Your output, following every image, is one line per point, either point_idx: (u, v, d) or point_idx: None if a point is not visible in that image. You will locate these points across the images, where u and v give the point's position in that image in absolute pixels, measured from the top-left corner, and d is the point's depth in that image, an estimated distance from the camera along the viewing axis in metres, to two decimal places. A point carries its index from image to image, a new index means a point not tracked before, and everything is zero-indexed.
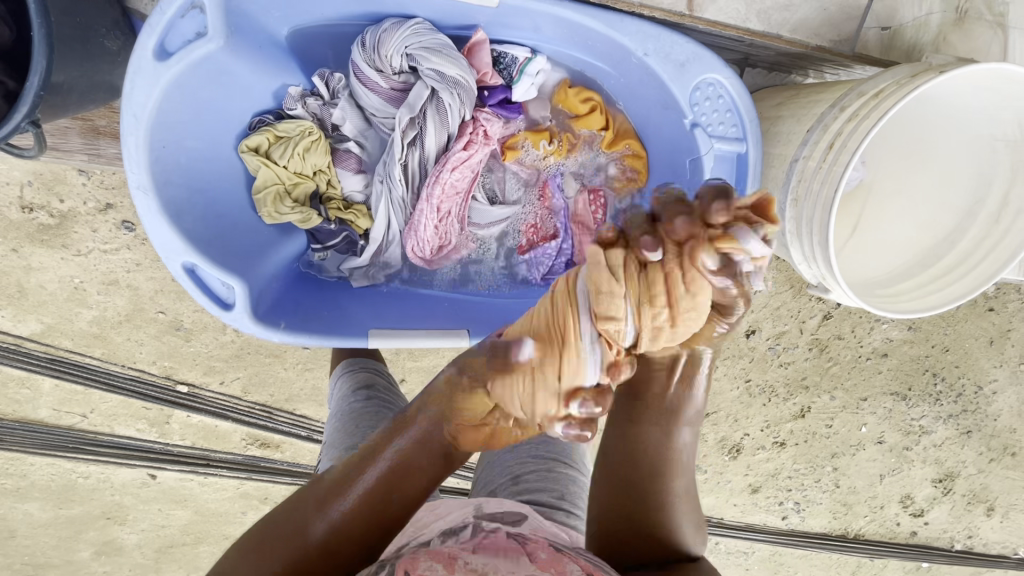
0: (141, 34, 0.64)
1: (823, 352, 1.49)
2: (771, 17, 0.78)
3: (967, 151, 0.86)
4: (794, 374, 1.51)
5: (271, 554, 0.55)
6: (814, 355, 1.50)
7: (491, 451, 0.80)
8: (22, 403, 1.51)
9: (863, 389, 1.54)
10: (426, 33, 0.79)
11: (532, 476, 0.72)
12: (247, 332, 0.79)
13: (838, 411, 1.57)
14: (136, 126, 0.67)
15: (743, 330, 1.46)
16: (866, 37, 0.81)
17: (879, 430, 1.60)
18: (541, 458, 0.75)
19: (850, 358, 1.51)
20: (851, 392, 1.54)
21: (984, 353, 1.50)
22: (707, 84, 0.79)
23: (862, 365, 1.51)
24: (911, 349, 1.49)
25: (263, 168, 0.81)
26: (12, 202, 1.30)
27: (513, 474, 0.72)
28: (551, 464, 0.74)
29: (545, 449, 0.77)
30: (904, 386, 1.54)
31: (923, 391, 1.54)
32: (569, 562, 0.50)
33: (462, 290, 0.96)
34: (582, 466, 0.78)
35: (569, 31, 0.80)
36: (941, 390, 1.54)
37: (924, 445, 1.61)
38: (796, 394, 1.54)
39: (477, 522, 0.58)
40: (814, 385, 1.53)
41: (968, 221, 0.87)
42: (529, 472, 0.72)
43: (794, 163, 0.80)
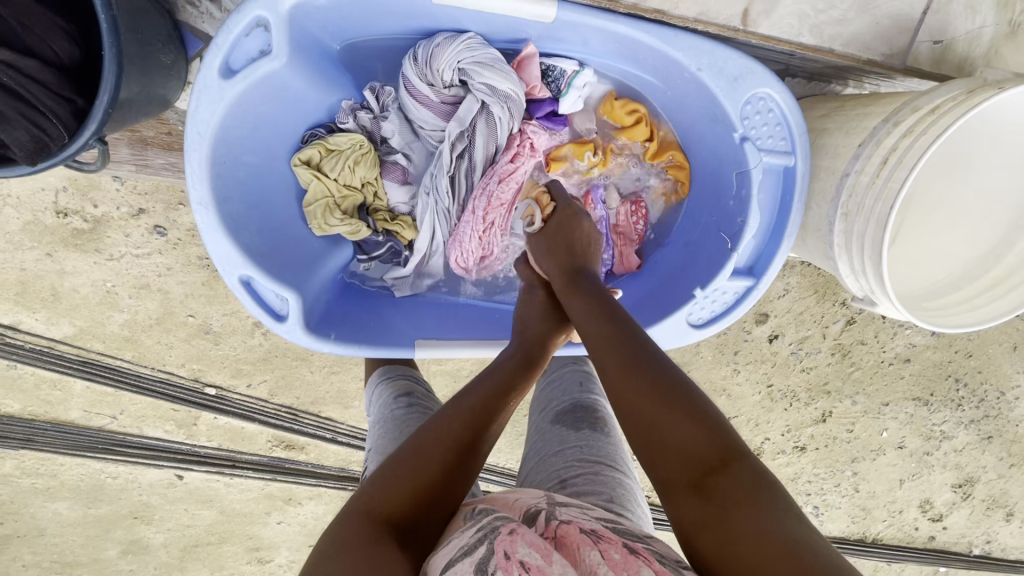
0: (207, 54, 0.65)
1: (845, 358, 1.49)
2: (824, 31, 0.78)
3: (1017, 164, 0.86)
4: (816, 379, 1.51)
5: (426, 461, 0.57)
6: (836, 360, 1.50)
7: (536, 456, 0.81)
8: (53, 404, 1.53)
9: (885, 394, 1.54)
10: (479, 47, 0.78)
11: (580, 479, 0.72)
12: (299, 343, 0.80)
13: (860, 416, 1.57)
14: (200, 143, 0.67)
15: (766, 336, 1.46)
16: (918, 51, 0.80)
17: (901, 435, 1.59)
18: (586, 462, 0.74)
19: (872, 363, 1.51)
20: (873, 397, 1.54)
21: (1007, 359, 1.49)
22: (758, 98, 0.79)
23: (884, 371, 1.51)
24: (934, 354, 1.49)
25: (314, 181, 0.82)
26: (47, 207, 1.31)
27: (560, 477, 0.74)
28: (597, 467, 0.74)
29: (591, 453, 0.76)
30: (926, 392, 1.53)
31: (945, 396, 1.53)
32: (643, 565, 0.45)
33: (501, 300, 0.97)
34: (626, 469, 0.77)
35: (620, 45, 0.80)
36: (964, 396, 1.53)
37: (945, 451, 1.60)
38: (818, 398, 1.54)
39: (551, 504, 0.56)
40: (835, 390, 1.53)
41: (1016, 232, 0.86)
42: (576, 475, 0.73)
43: (845, 178, 0.80)
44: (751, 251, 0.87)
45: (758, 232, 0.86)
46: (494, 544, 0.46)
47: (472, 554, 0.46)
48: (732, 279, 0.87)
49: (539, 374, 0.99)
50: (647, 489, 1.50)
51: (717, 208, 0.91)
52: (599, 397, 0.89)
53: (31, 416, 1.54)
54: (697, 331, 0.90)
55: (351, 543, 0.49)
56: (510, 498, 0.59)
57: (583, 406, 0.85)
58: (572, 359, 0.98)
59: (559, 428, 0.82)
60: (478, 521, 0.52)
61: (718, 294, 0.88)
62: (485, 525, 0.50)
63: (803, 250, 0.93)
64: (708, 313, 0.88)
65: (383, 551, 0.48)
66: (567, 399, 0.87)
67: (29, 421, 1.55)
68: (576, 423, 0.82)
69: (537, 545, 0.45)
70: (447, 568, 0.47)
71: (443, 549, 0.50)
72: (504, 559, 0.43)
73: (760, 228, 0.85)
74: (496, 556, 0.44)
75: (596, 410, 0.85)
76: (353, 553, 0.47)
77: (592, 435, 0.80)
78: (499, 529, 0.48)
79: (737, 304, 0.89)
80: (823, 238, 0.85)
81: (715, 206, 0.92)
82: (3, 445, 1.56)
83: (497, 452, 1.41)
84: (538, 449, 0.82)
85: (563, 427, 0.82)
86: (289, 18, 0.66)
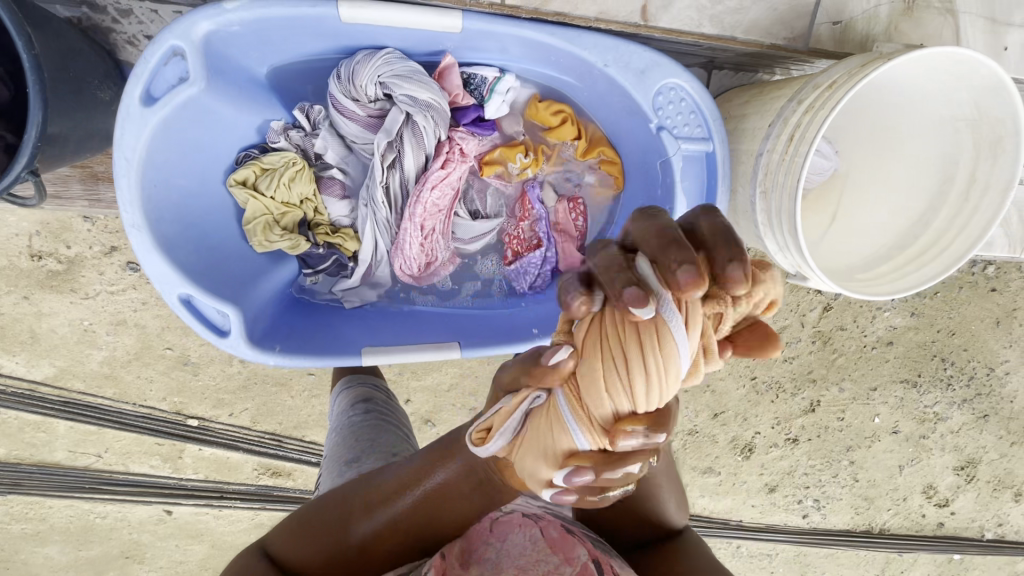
0: (128, 83, 0.68)
1: (826, 345, 1.50)
2: (724, 20, 0.81)
3: (933, 134, 0.88)
4: (799, 368, 1.52)
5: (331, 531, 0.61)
6: (817, 348, 1.50)
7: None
8: (38, 447, 1.55)
9: (871, 378, 1.54)
10: (397, 61, 0.82)
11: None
12: (243, 356, 0.82)
13: (849, 403, 1.56)
14: (127, 169, 0.70)
15: None
16: (819, 32, 0.84)
17: (893, 420, 1.59)
18: None
19: (855, 348, 1.52)
20: (860, 383, 1.54)
21: (992, 335, 1.50)
22: (668, 89, 0.82)
23: (868, 355, 1.52)
24: (916, 335, 1.50)
25: (251, 200, 0.86)
26: (21, 251, 1.35)
27: None
28: None
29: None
30: (913, 373, 1.53)
31: (933, 376, 1.54)
32: (578, 544, 0.57)
33: (454, 306, 1.00)
34: None
35: (533, 49, 0.83)
36: (952, 374, 1.54)
37: (941, 432, 1.60)
38: (804, 388, 1.54)
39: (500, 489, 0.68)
40: (821, 378, 1.53)
41: (939, 200, 0.88)
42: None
43: (760, 157, 0.82)
44: None
45: None
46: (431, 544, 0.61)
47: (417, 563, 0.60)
48: None
49: None
50: None
51: (648, 198, 0.94)
52: None
53: (16, 460, 1.55)
54: None
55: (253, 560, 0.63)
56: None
57: None
58: None
59: None
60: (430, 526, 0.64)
61: None
62: None
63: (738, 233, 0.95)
64: None
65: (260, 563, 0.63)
66: None
67: (14, 465, 1.56)
68: None
69: (463, 548, 0.59)
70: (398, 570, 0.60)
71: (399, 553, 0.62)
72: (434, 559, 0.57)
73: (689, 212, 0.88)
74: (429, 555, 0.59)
75: None
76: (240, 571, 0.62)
77: None
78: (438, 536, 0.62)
79: None
80: (751, 219, 0.87)
81: (646, 196, 0.94)
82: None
83: None
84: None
85: None
86: (204, 44, 0.70)
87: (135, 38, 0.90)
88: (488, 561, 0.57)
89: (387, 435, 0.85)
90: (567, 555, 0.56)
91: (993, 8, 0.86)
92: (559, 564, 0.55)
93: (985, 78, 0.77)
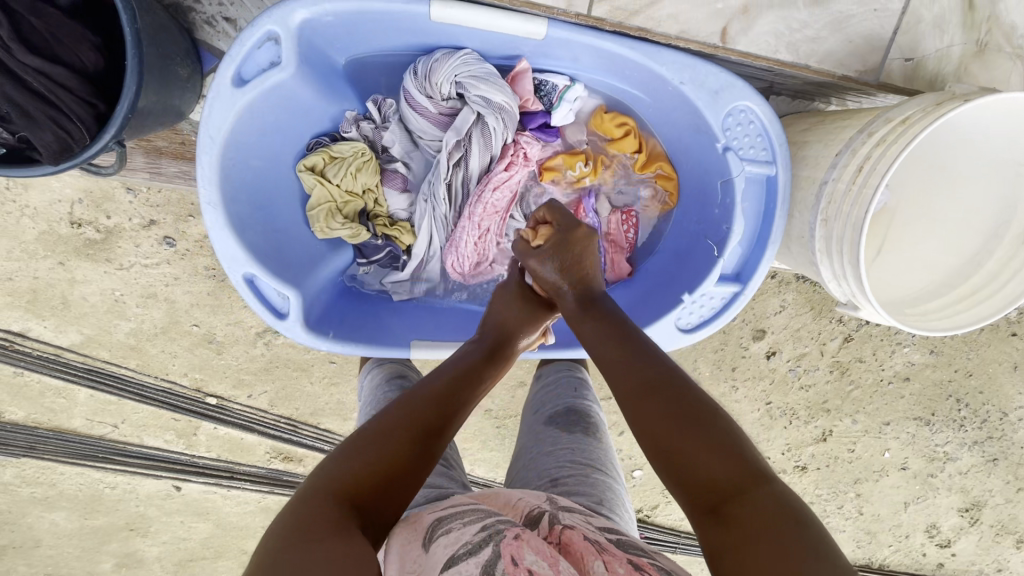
0: (221, 64, 0.69)
1: (844, 375, 1.51)
2: (800, 48, 0.82)
3: (994, 177, 0.89)
4: (815, 397, 1.53)
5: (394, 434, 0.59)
6: (835, 377, 1.52)
7: (527, 455, 0.83)
8: (57, 412, 1.55)
9: (885, 413, 1.55)
10: (475, 63, 0.84)
11: (571, 479, 0.75)
12: (298, 340, 0.83)
13: (861, 436, 1.58)
14: (212, 147, 0.72)
15: (764, 352, 1.49)
16: (890, 68, 0.84)
17: (903, 456, 1.60)
18: (578, 464, 0.77)
19: (871, 381, 1.53)
20: (873, 417, 1.55)
21: (1009, 379, 1.50)
22: (739, 111, 0.83)
23: (884, 390, 1.52)
24: (933, 373, 1.50)
25: (318, 186, 0.86)
26: (62, 218, 1.36)
27: (551, 476, 0.76)
28: (587, 470, 0.77)
29: (582, 456, 0.79)
30: (927, 412, 1.54)
31: (946, 416, 1.54)
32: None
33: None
34: (614, 474, 0.80)
35: (607, 60, 0.84)
36: (965, 416, 1.54)
37: (949, 472, 1.60)
38: (818, 416, 1.56)
39: (555, 507, 0.61)
40: (835, 409, 1.55)
41: (993, 243, 0.89)
42: (568, 475, 0.76)
43: (823, 186, 0.83)
44: (737, 257, 0.91)
45: (743, 239, 0.90)
46: (499, 547, 0.49)
47: (477, 554, 0.48)
48: (719, 285, 0.92)
49: (534, 379, 1.02)
50: (645, 508, 1.51)
51: (703, 217, 0.95)
52: (593, 403, 0.92)
53: (34, 424, 1.56)
54: (684, 335, 0.95)
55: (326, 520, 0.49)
56: (510, 494, 0.65)
57: (577, 410, 0.89)
58: (566, 365, 1.01)
59: (552, 429, 0.85)
60: (479, 523, 0.54)
61: (706, 298, 0.93)
62: (489, 526, 0.53)
63: (786, 257, 0.97)
64: (696, 318, 0.93)
65: (351, 538, 0.48)
66: (560, 403, 0.90)
67: (31, 428, 1.57)
68: (569, 424, 0.86)
69: (544, 555, 0.49)
70: (448, 565, 0.49)
71: (442, 541, 0.53)
72: (512, 565, 0.46)
73: (745, 234, 0.89)
74: (504, 562, 0.47)
75: (590, 415, 0.89)
76: (316, 534, 0.47)
77: (584, 438, 0.83)
78: (502, 534, 0.52)
79: (725, 309, 0.94)
80: (806, 245, 0.89)
81: (701, 214, 0.96)
82: (5, 452, 1.58)
83: (494, 466, 1.43)
84: (530, 448, 0.85)
85: (556, 428, 0.85)
86: (299, 32, 0.71)
87: (215, 19, 0.91)
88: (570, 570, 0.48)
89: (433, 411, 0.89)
90: None
91: None
92: None
93: None
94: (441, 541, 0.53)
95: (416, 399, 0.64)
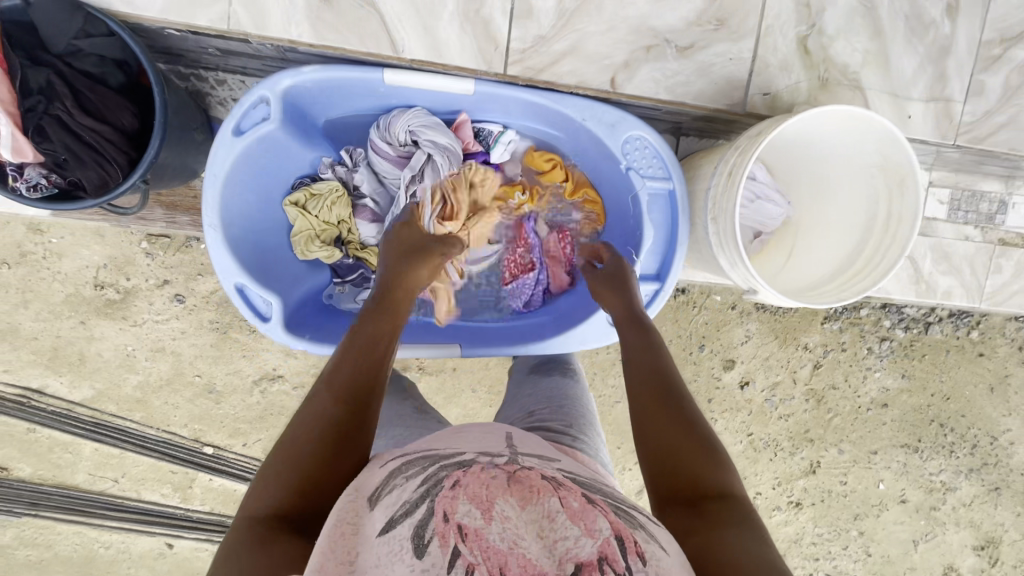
0: (224, 120, 0.91)
1: (820, 403, 1.76)
2: (675, 90, 1.05)
3: (856, 178, 1.07)
4: (797, 427, 1.77)
5: (303, 441, 0.69)
6: (813, 406, 1.76)
7: (510, 399, 1.01)
8: (62, 468, 1.65)
9: (871, 442, 1.80)
10: (423, 116, 1.06)
11: (544, 410, 0.92)
12: (278, 339, 0.99)
13: (851, 466, 1.80)
14: (214, 181, 0.92)
15: (739, 382, 1.74)
16: (753, 101, 1.06)
17: (899, 488, 1.82)
18: (552, 399, 0.95)
19: (850, 409, 1.78)
20: (860, 446, 1.79)
21: (989, 401, 1.78)
22: (635, 138, 1.04)
23: (864, 416, 1.78)
24: (911, 398, 1.77)
25: (300, 217, 1.07)
26: (88, 281, 1.55)
27: (528, 410, 0.93)
28: (561, 402, 0.94)
29: (556, 393, 0.97)
30: (912, 438, 1.80)
31: (934, 443, 1.80)
32: (598, 514, 0.56)
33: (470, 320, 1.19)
34: (589, 406, 0.97)
35: (528, 108, 1.06)
36: (955, 441, 1.80)
37: (951, 503, 1.83)
38: (802, 446, 1.78)
39: (513, 453, 0.69)
40: (818, 437, 1.78)
41: (868, 233, 1.06)
42: (541, 407, 0.92)
43: (709, 191, 1.02)
44: (655, 260, 1.09)
45: (656, 244, 1.08)
46: (434, 504, 0.55)
47: (410, 516, 0.54)
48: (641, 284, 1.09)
49: None
50: None
51: (624, 229, 1.13)
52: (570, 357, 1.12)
53: (40, 480, 1.65)
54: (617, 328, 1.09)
55: (251, 543, 0.59)
56: (474, 447, 0.70)
57: (555, 360, 1.09)
58: None
59: (531, 377, 1.04)
60: (424, 478, 0.61)
61: None
62: (429, 481, 0.60)
63: (701, 261, 1.12)
64: None
65: (282, 544, 0.59)
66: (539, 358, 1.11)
67: (37, 485, 1.65)
68: (547, 371, 1.05)
69: (478, 500, 0.55)
70: (386, 529, 0.55)
71: (385, 497, 0.60)
72: (443, 523, 0.52)
73: (656, 239, 1.08)
74: (436, 515, 0.53)
75: (567, 363, 1.08)
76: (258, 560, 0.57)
77: (560, 380, 1.01)
78: (440, 488, 0.57)
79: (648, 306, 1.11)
80: (706, 241, 1.05)
81: (623, 228, 1.14)
82: (10, 511, 1.66)
83: None
84: (514, 394, 1.02)
85: (535, 374, 1.05)
86: (284, 96, 0.94)
87: (227, 101, 1.17)
88: (509, 515, 0.54)
89: (399, 406, 1.02)
90: (589, 522, 0.54)
91: (893, 86, 1.09)
92: (580, 535, 0.52)
93: (881, 131, 0.96)
94: (381, 504, 0.59)
95: (316, 398, 0.73)
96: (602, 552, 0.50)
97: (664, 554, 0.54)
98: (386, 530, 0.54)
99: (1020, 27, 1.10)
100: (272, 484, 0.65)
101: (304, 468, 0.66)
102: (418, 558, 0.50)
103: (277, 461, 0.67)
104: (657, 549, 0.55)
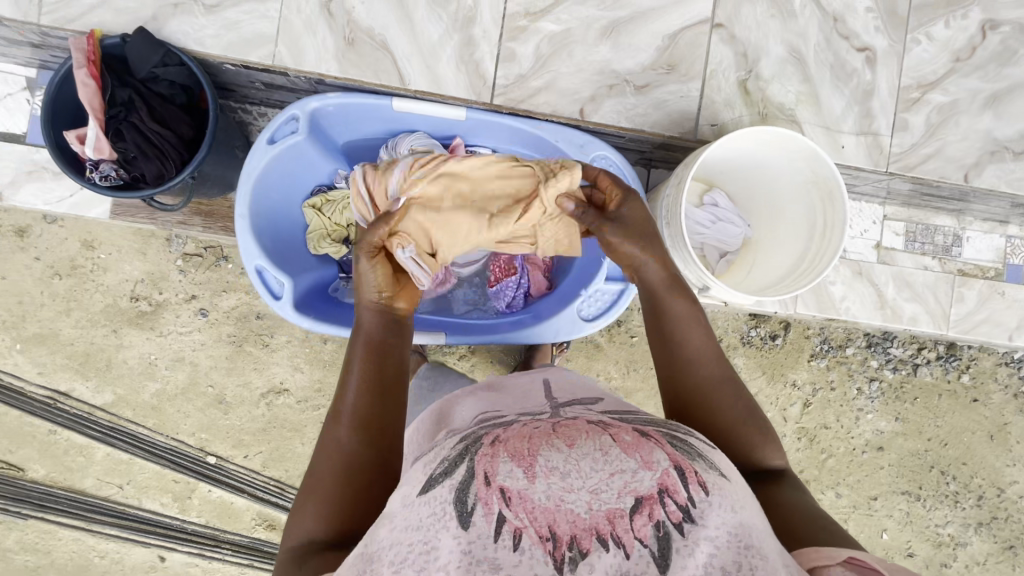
0: (261, 132, 1.13)
1: (812, 442, 1.76)
2: (636, 119, 1.25)
3: (797, 194, 1.23)
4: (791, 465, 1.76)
5: (325, 469, 0.71)
6: (805, 445, 1.76)
7: None
8: (73, 471, 1.71)
9: (870, 487, 1.77)
10: (424, 139, 1.25)
11: None
12: (288, 316, 1.14)
13: (851, 511, 1.77)
14: (248, 180, 1.13)
15: None
16: (702, 131, 1.26)
17: (904, 540, 1.78)
18: None
19: (846, 451, 1.77)
20: (859, 490, 1.77)
21: (989, 449, 1.78)
22: (602, 156, 1.19)
23: (860, 459, 1.77)
24: (907, 442, 1.77)
25: (315, 217, 1.27)
26: (126, 294, 1.68)
27: None
28: None
29: None
30: (913, 485, 1.77)
31: (936, 491, 1.77)
32: (653, 447, 0.61)
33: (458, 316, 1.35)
34: None
35: (512, 134, 1.25)
36: (957, 490, 1.77)
37: (962, 559, 1.79)
38: None
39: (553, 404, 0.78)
40: (815, 478, 1.76)
41: (810, 242, 1.21)
42: None
43: (665, 201, 1.18)
44: None
45: None
46: (475, 465, 0.62)
47: (450, 476, 0.61)
48: (609, 283, 1.23)
49: None
50: None
51: None
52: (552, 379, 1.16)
53: (50, 483, 1.71)
54: (587, 323, 1.24)
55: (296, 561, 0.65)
56: (514, 409, 0.79)
57: None
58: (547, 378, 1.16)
59: None
60: (465, 441, 0.68)
61: (599, 293, 1.23)
62: (464, 444, 0.67)
63: None
64: (592, 309, 1.23)
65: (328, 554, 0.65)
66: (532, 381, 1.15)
67: (47, 487, 1.71)
68: None
69: (520, 456, 0.62)
70: (426, 489, 0.61)
71: (425, 458, 0.68)
72: (487, 488, 0.59)
73: None
74: (478, 476, 0.60)
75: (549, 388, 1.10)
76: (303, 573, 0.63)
77: None
78: (478, 446, 0.65)
79: (615, 304, 1.24)
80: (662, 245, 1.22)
81: None
82: (16, 513, 1.71)
83: None
84: None
85: None
86: (311, 116, 1.17)
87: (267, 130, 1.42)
88: (555, 467, 0.60)
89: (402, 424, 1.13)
90: (642, 454, 0.60)
91: (826, 122, 1.29)
92: (636, 472, 0.59)
93: (809, 151, 1.13)
94: (422, 459, 0.67)
95: (330, 428, 0.74)
96: (661, 486, 0.57)
97: (725, 482, 0.60)
98: (427, 490, 0.60)
99: (934, 76, 1.30)
100: (307, 511, 0.69)
101: (333, 490, 0.69)
102: (462, 528, 0.57)
103: (307, 491, 0.71)
104: (718, 478, 0.60)
